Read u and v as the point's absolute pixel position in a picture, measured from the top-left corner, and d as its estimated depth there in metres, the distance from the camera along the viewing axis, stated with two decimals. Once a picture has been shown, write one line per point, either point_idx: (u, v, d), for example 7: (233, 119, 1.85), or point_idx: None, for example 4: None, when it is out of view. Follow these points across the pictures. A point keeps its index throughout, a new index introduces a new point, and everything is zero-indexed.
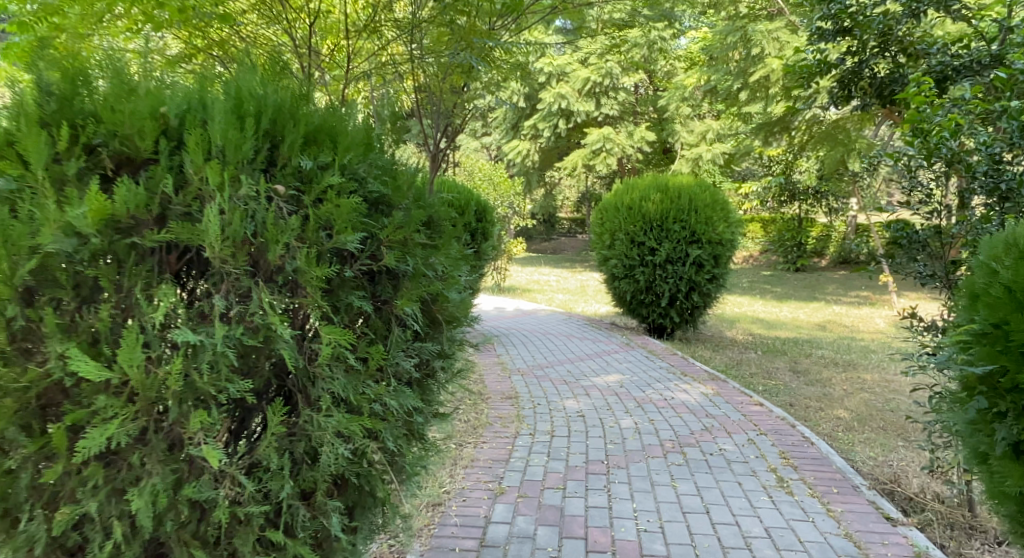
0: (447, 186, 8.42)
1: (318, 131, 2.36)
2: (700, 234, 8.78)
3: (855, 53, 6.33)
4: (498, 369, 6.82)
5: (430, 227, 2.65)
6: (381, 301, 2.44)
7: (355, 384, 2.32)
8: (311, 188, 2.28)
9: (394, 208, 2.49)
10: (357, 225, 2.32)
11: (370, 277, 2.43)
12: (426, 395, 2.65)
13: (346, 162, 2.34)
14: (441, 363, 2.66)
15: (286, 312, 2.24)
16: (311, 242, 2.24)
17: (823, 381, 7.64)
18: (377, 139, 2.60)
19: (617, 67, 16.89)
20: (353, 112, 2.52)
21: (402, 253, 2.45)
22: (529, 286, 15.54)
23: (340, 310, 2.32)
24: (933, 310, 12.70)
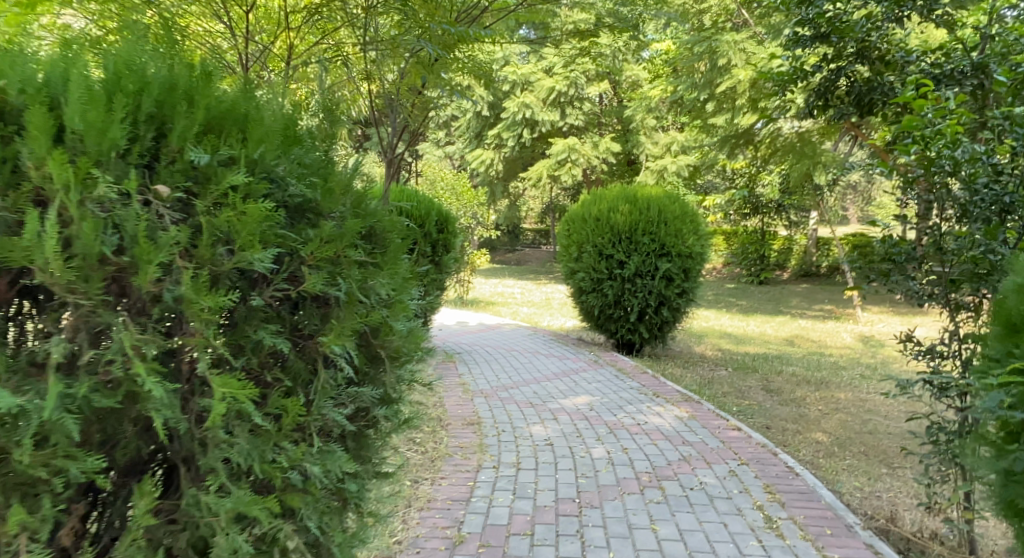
0: (406, 194, 8.02)
1: (220, 119, 2.08)
2: (670, 246, 8.49)
3: (831, 61, 5.98)
4: (459, 390, 6.43)
5: (369, 240, 2.39)
6: (303, 336, 2.17)
7: (261, 451, 2.03)
8: (207, 188, 1.98)
9: (321, 216, 2.20)
10: (269, 239, 2.02)
11: (292, 304, 2.16)
12: (364, 452, 2.38)
13: (256, 157, 2.05)
14: (384, 412, 2.39)
15: (167, 354, 1.94)
16: (203, 260, 1.94)
17: (798, 400, 7.33)
18: (308, 135, 2.32)
19: (581, 77, 16.56)
20: (271, 98, 2.24)
21: (332, 274, 2.17)
22: (493, 299, 15.18)
23: (243, 351, 2.04)
24: (901, 326, 12.46)
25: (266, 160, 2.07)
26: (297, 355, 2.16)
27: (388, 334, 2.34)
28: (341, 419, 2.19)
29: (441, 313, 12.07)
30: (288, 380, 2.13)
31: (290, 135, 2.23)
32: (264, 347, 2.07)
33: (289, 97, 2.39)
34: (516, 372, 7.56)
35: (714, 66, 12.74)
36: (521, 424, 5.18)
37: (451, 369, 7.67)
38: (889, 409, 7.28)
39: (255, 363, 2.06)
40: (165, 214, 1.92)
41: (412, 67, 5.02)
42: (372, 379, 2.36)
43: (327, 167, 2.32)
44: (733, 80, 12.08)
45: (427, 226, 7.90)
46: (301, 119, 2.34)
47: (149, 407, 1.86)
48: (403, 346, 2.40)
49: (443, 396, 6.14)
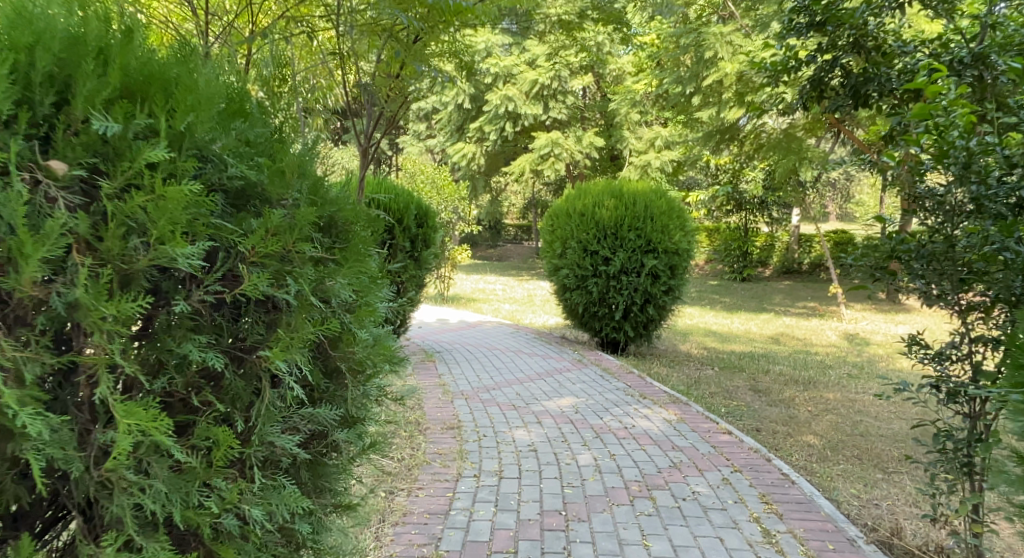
0: (384, 186, 7.76)
1: (139, 84, 1.87)
2: (656, 243, 8.28)
3: (826, 50, 5.79)
4: (438, 392, 6.20)
5: (330, 231, 2.19)
6: (243, 346, 1.98)
7: (183, 494, 1.85)
8: (117, 164, 1.79)
9: (270, 204, 2.01)
10: (197, 231, 1.84)
11: (234, 310, 1.98)
12: (321, 479, 2.23)
13: (182, 128, 1.84)
14: (344, 434, 2.24)
15: (58, 373, 1.76)
16: (108, 258, 1.75)
17: (787, 401, 7.11)
18: (256, 107, 2.13)
19: (564, 70, 16.32)
20: (204, 64, 2.04)
21: (280, 273, 1.98)
22: (475, 296, 14.94)
23: (163, 370, 1.86)
24: (884, 325, 12.29)
25: (196, 133, 1.86)
26: (239, 373, 1.98)
27: (351, 342, 2.18)
28: (291, 446, 2.02)
29: (421, 310, 11.83)
30: (225, 402, 1.96)
31: (231, 108, 2.03)
32: (191, 365, 1.89)
33: (235, 66, 2.19)
34: (498, 372, 7.34)
35: (700, 59, 12.49)
36: (503, 431, 5.00)
37: (430, 369, 7.44)
38: (878, 409, 7.07)
39: (180, 385, 1.88)
40: (58, 198, 1.73)
41: (386, 44, 4.78)
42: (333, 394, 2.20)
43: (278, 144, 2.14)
44: (720, 73, 11.84)
45: (405, 221, 7.66)
46: (251, 91, 2.14)
47: (26, 447, 1.68)
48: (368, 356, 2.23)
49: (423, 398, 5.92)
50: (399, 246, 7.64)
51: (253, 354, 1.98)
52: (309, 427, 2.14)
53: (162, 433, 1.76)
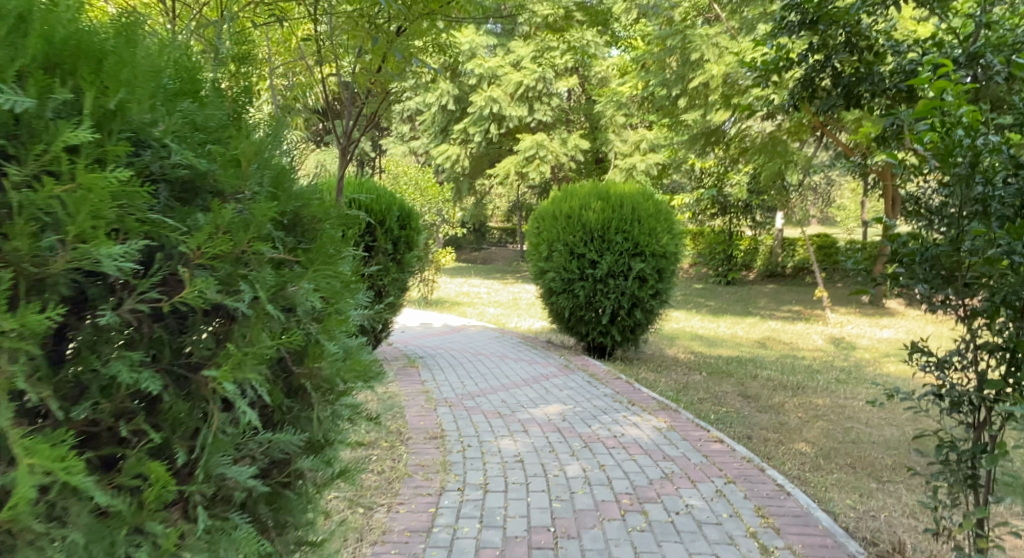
0: (365, 187, 7.57)
1: (66, 50, 1.68)
2: (644, 246, 8.16)
3: (818, 50, 5.69)
4: (421, 400, 6.02)
5: (294, 229, 2.06)
6: (186, 364, 1.82)
7: (105, 538, 1.64)
8: (30, 147, 1.58)
9: (222, 196, 1.85)
10: (130, 227, 1.66)
11: (178, 321, 1.82)
12: (283, 513, 2.07)
13: (114, 107, 1.67)
14: (310, 462, 2.08)
15: None
16: (14, 261, 1.55)
17: (777, 406, 6.91)
18: (209, 90, 1.99)
19: (549, 71, 16.17)
20: (139, 38, 1.85)
21: (232, 278, 1.82)
22: (459, 299, 14.76)
23: (87, 391, 1.67)
24: (869, 329, 12.18)
25: (131, 112, 1.70)
26: (182, 397, 1.81)
27: (318, 357, 2.03)
28: (243, 479, 1.86)
29: (404, 314, 11.64)
30: (165, 428, 1.77)
31: (170, 89, 1.86)
32: (120, 389, 1.70)
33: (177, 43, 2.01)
34: (483, 378, 7.17)
35: (686, 61, 12.28)
36: (488, 442, 4.87)
37: (413, 376, 7.26)
38: (867, 414, 6.88)
39: (107, 411, 1.69)
40: None
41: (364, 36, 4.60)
42: (297, 416, 2.05)
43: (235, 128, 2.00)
44: (705, 76, 11.50)
45: (387, 223, 7.49)
46: (201, 73, 2.00)
47: None
48: (340, 371, 2.07)
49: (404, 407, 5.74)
50: (380, 249, 7.48)
51: (196, 375, 1.81)
52: (267, 456, 1.99)
53: (72, 476, 1.55)
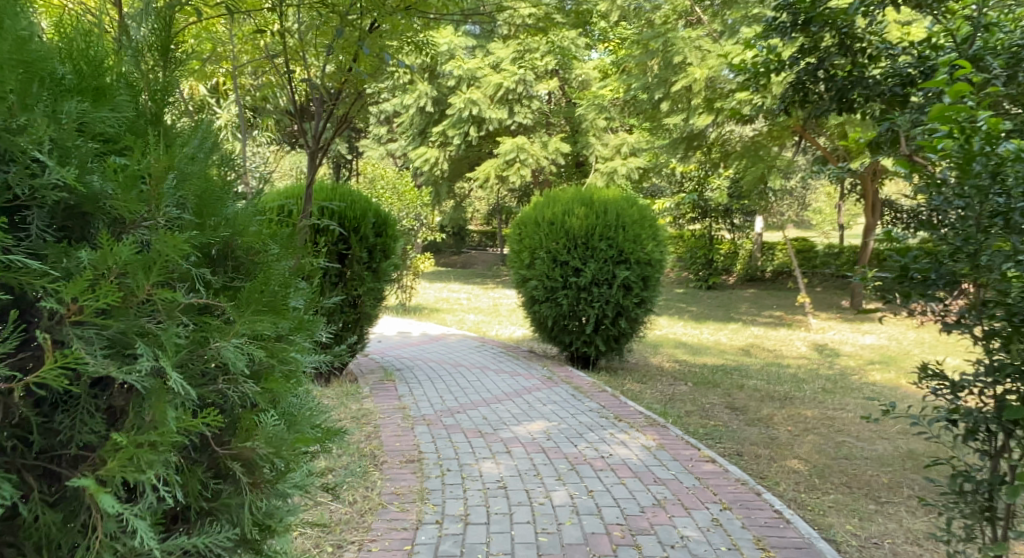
0: (339, 192, 7.30)
1: None
2: (628, 253, 7.96)
3: (809, 52, 5.46)
4: (396, 424, 5.82)
5: (218, 261, 1.94)
6: (56, 457, 1.73)
7: None
8: None
9: (121, 225, 1.75)
10: None
11: (52, 403, 1.73)
12: None
13: None
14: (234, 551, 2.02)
15: None
16: None
17: (766, 420, 6.62)
18: (120, 88, 1.89)
19: (529, 74, 15.90)
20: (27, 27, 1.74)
21: (119, 350, 1.69)
22: (437, 305, 14.45)
23: None
24: (853, 333, 11.95)
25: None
26: (52, 502, 1.73)
27: (250, 434, 1.94)
28: None
29: (382, 322, 11.36)
30: (28, 549, 1.71)
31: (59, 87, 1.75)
32: None
33: (90, 31, 1.92)
34: (462, 393, 6.97)
35: (668, 63, 11.72)
36: (468, 466, 4.83)
37: (389, 391, 7.06)
38: (858, 428, 6.47)
39: None
40: None
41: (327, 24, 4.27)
42: (225, 499, 1.96)
43: (144, 133, 1.89)
44: (688, 79, 11.03)
45: (362, 230, 7.23)
46: (115, 65, 1.91)
47: None
48: (278, 446, 1.96)
49: (379, 433, 5.59)
50: (354, 257, 7.23)
51: (70, 476, 1.72)
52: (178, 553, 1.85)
53: None
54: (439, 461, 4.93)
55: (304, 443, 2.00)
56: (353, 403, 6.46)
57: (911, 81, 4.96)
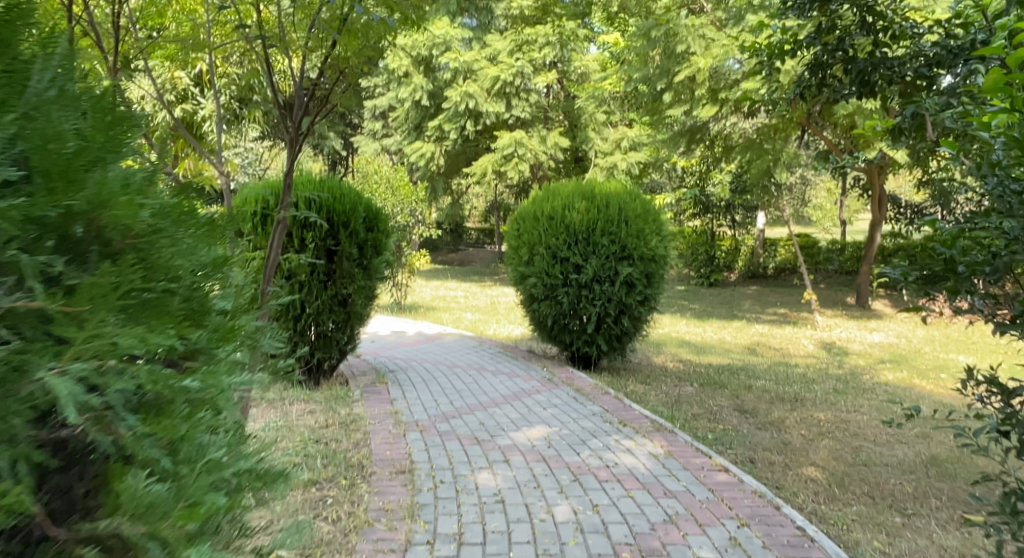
0: (327, 185, 6.97)
1: None
2: (631, 248, 7.63)
3: (826, 32, 5.11)
4: (386, 431, 5.51)
5: (67, 247, 1.55)
6: None
7: None
8: None
9: None
10: None
11: None
12: None
13: None
14: None
15: None
16: None
17: (777, 423, 6.28)
18: None
19: (527, 66, 15.51)
20: None
21: None
22: (433, 303, 14.07)
23: None
24: (860, 330, 11.60)
25: None
26: None
27: (115, 512, 1.53)
28: None
29: (375, 321, 11.03)
30: None
31: None
32: None
33: None
34: (458, 396, 6.65)
35: (669, 54, 10.92)
36: (463, 478, 4.52)
37: (381, 394, 6.75)
38: (875, 432, 6.12)
39: None
40: None
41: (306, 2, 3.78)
42: None
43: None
44: (691, 69, 10.46)
45: (352, 225, 6.90)
46: None
47: None
48: (153, 527, 1.52)
49: (365, 440, 5.31)
50: (344, 254, 6.90)
51: None
52: None
53: None
54: (432, 473, 4.62)
55: (189, 522, 1.54)
56: (341, 410, 6.17)
57: (936, 62, 4.59)
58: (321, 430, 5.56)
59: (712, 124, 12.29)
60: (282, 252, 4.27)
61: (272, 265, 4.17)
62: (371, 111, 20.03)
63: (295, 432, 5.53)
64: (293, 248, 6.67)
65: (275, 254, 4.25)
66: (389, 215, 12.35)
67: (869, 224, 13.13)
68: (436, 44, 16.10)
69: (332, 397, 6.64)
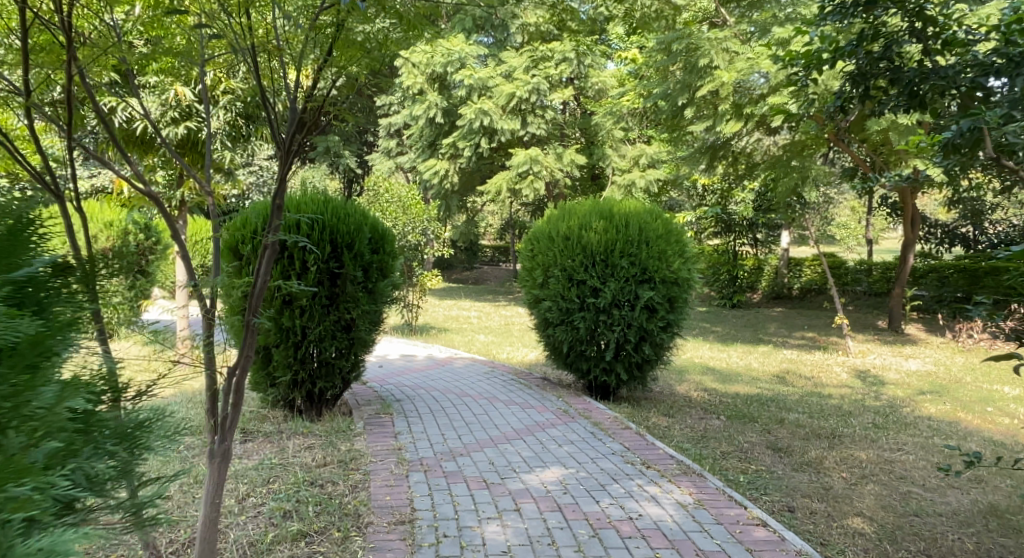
0: (331, 204, 6.55)
1: None
2: (652, 271, 7.17)
3: (870, 39, 4.35)
4: (386, 471, 5.06)
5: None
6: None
7: None
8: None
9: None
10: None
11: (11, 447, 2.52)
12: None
13: None
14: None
15: None
16: None
17: (815, 465, 5.79)
18: None
19: (544, 82, 15.06)
20: None
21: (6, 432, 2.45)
22: (446, 325, 13.62)
23: None
24: (894, 355, 11.04)
25: None
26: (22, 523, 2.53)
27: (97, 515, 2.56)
28: None
29: (382, 344, 10.59)
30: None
31: None
32: None
33: None
34: (467, 430, 6.19)
35: (692, 66, 9.88)
36: (469, 531, 4.06)
37: (386, 427, 6.31)
38: (922, 475, 5.61)
39: None
40: None
41: None
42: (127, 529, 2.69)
43: None
44: (715, 84, 9.45)
45: (356, 246, 6.49)
46: None
47: None
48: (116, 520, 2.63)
49: (363, 483, 4.84)
50: (348, 276, 6.46)
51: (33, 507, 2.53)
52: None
53: None
54: (435, 523, 4.16)
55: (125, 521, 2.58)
56: (342, 445, 5.72)
57: (995, 71, 3.98)
58: (318, 469, 5.12)
59: (737, 141, 11.72)
60: (272, 275, 3.78)
61: (260, 290, 3.68)
62: (385, 128, 19.59)
63: (290, 470, 5.09)
64: (293, 270, 6.25)
65: (262, 278, 3.76)
66: (401, 235, 11.88)
67: (902, 245, 12.57)
68: (449, 60, 15.51)
69: (333, 430, 6.18)
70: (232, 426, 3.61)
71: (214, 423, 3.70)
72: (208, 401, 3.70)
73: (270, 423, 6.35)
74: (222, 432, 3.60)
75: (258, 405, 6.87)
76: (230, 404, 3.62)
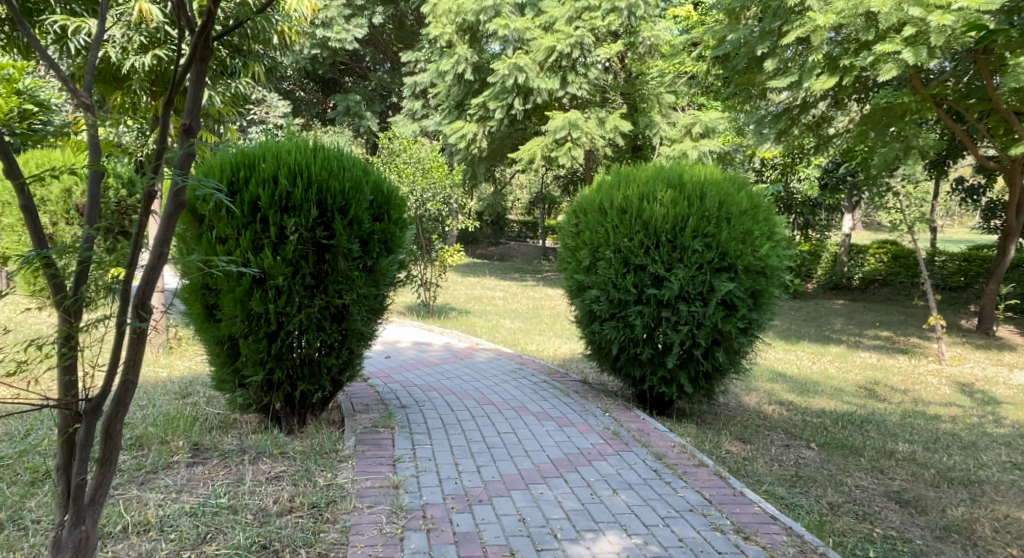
0: (320, 154, 5.06)
1: None
2: (733, 256, 5.60)
3: None
4: (373, 530, 3.60)
5: None
6: None
7: None
8: None
9: None
10: None
11: None
12: None
13: None
14: None
15: None
16: None
17: (968, 530, 4.19)
18: None
19: (588, 36, 13.39)
20: None
21: None
22: (468, 307, 12.07)
23: None
24: (993, 363, 9.33)
25: None
26: None
27: None
28: None
29: (390, 330, 9.10)
30: None
31: None
32: None
33: None
34: (489, 458, 4.67)
35: (775, 10, 8.22)
36: None
37: (382, 446, 4.86)
38: None
39: None
40: None
41: None
42: None
43: None
44: (805, 29, 7.72)
45: (352, 211, 4.98)
46: None
47: None
48: None
49: (336, 552, 3.44)
50: (340, 250, 4.96)
51: None
52: None
53: None
54: None
55: None
56: (319, 478, 4.24)
57: None
58: (281, 525, 3.64)
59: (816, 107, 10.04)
60: (170, 241, 2.44)
61: (151, 272, 2.39)
62: (410, 87, 17.98)
63: (239, 523, 3.65)
64: (267, 240, 4.78)
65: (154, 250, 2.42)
66: (419, 202, 10.37)
67: (1002, 232, 10.78)
68: (482, 8, 14.12)
69: (313, 450, 4.71)
70: (94, 503, 2.48)
71: (65, 491, 2.54)
72: (62, 455, 2.52)
73: (234, 439, 4.90)
74: (74, 511, 2.46)
75: (226, 410, 5.44)
76: (90, 465, 2.45)
